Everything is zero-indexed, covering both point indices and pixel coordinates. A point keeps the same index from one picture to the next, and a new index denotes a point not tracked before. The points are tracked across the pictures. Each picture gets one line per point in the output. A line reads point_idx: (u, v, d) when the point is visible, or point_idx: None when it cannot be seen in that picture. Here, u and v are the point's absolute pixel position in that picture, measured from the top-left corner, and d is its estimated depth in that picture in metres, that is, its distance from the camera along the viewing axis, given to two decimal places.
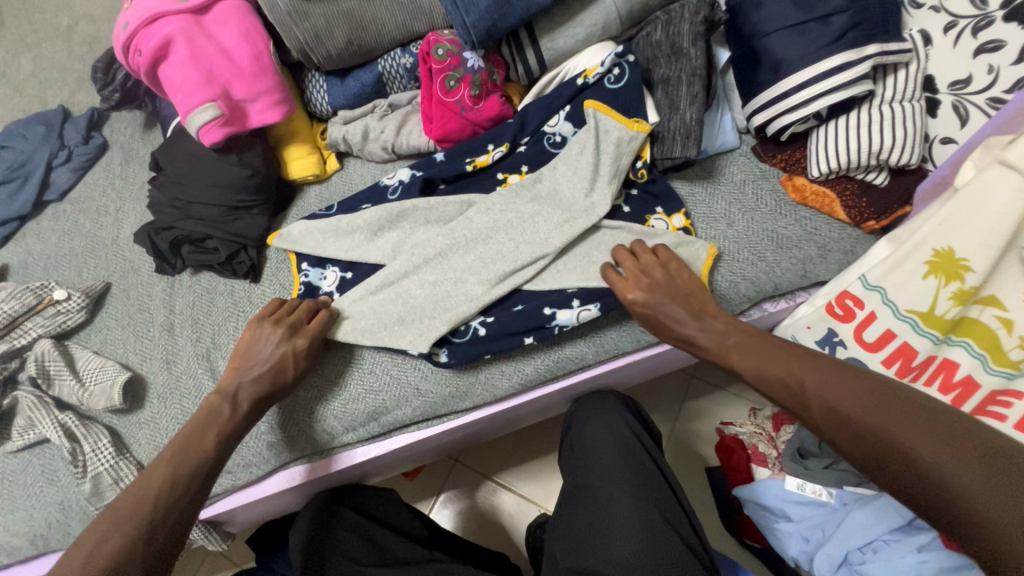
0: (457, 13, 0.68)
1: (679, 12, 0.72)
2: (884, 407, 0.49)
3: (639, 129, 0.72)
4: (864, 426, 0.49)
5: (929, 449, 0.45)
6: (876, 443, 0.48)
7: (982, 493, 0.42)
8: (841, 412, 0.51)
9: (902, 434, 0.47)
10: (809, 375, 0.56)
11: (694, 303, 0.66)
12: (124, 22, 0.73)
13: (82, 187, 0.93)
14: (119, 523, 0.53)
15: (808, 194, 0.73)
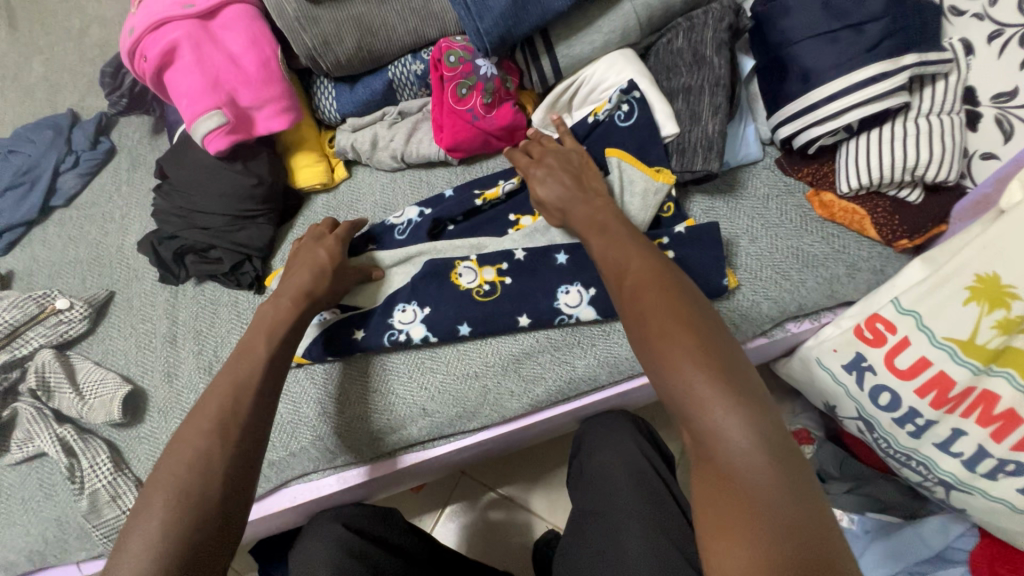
0: (470, 19, 0.66)
1: (702, 20, 0.68)
2: (681, 307, 0.47)
3: (664, 180, 0.68)
4: (676, 366, 0.43)
5: (708, 389, 0.41)
6: (680, 379, 0.43)
7: (727, 432, 0.40)
8: (658, 337, 0.45)
9: (695, 372, 0.42)
10: (656, 290, 0.48)
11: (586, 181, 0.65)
12: (130, 28, 0.71)
13: (89, 193, 0.91)
14: (195, 437, 0.49)
15: (836, 210, 0.69)
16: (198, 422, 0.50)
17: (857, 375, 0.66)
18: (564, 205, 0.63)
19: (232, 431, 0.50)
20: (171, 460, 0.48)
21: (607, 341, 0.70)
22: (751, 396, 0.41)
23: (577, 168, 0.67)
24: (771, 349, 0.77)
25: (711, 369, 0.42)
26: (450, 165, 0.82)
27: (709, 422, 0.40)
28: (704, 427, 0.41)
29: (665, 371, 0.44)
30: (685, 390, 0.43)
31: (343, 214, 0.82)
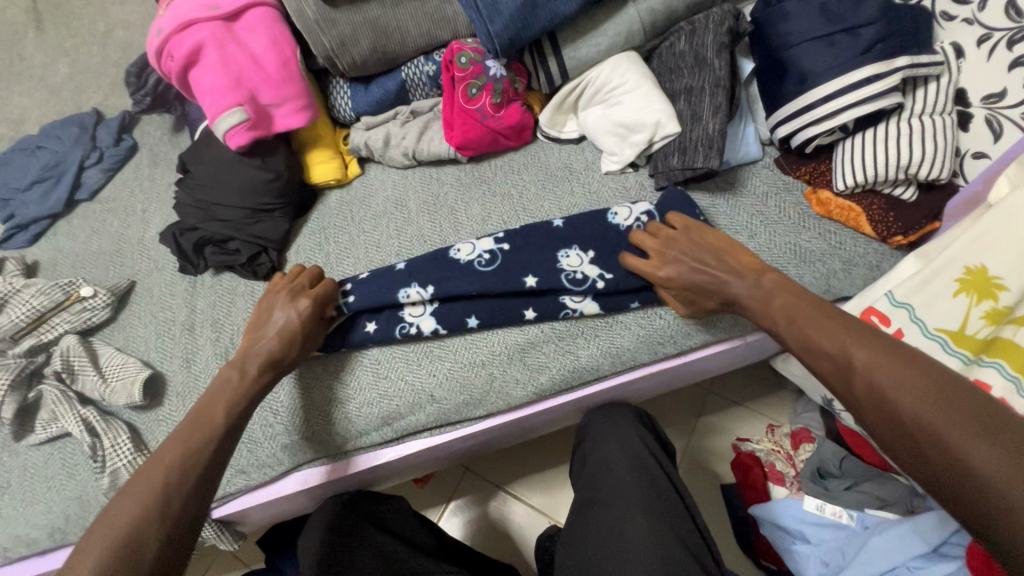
0: (481, 22, 0.69)
1: (704, 24, 0.71)
2: (865, 355, 0.50)
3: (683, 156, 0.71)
4: (910, 415, 0.46)
5: (965, 436, 0.43)
6: (912, 413, 0.46)
7: (1005, 473, 0.40)
8: (876, 382, 0.49)
9: (945, 418, 0.44)
10: (863, 337, 0.52)
11: (744, 266, 0.64)
12: (158, 29, 0.75)
13: (112, 187, 0.95)
14: (136, 497, 0.52)
15: (833, 208, 0.71)
16: (150, 476, 0.54)
17: None
18: (725, 288, 0.63)
19: (172, 502, 0.52)
20: (104, 524, 0.50)
21: (609, 332, 0.73)
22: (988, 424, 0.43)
23: (700, 250, 0.66)
24: (769, 343, 0.80)
25: (968, 419, 0.44)
26: (460, 163, 0.85)
27: (946, 448, 0.43)
28: (942, 454, 0.43)
29: (905, 416, 0.46)
30: (935, 437, 0.44)
31: (355, 210, 0.84)
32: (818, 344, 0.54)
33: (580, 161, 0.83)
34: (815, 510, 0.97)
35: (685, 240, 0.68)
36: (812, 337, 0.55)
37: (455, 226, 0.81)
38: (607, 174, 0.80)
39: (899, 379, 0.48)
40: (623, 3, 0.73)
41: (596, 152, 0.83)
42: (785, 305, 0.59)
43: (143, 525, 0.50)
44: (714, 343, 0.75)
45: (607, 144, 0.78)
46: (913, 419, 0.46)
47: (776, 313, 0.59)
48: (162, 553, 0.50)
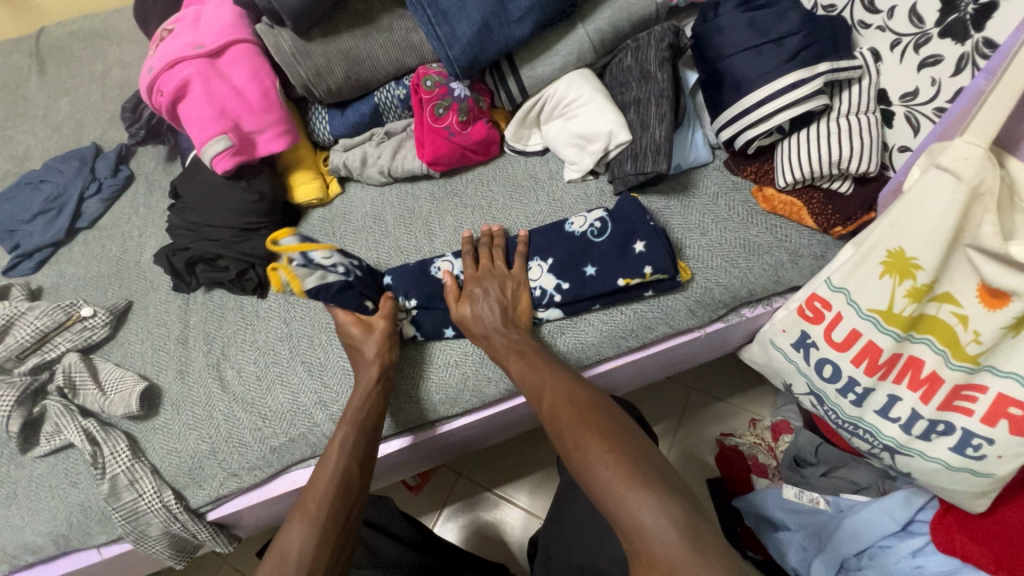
0: (441, 48, 0.75)
1: (646, 41, 0.78)
2: (573, 411, 0.62)
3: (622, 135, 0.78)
4: (583, 459, 0.57)
5: (611, 472, 0.55)
6: (579, 461, 0.58)
7: (633, 507, 0.52)
8: (569, 433, 0.60)
9: (586, 451, 0.57)
10: (559, 396, 0.64)
11: (503, 311, 0.74)
12: (148, 68, 0.82)
13: (110, 215, 1.01)
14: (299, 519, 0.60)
15: (777, 203, 0.77)
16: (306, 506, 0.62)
17: (804, 352, 0.73)
18: (480, 327, 0.73)
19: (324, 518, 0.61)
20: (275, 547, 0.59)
21: (575, 329, 0.77)
22: (654, 478, 0.54)
23: (499, 287, 0.76)
24: (731, 333, 0.84)
25: (613, 456, 0.56)
26: (433, 178, 0.91)
27: (607, 495, 0.54)
28: (602, 497, 0.54)
29: (581, 462, 0.57)
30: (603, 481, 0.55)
31: (337, 225, 0.90)
32: (530, 392, 0.67)
33: (545, 171, 0.89)
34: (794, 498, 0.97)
35: (491, 277, 0.77)
36: (530, 388, 0.67)
37: (430, 236, 0.86)
38: (570, 182, 0.86)
39: (580, 429, 0.60)
40: (574, 24, 0.80)
41: (560, 162, 0.89)
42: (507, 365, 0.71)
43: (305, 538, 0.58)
44: (675, 335, 0.80)
45: (567, 154, 0.84)
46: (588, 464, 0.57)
47: (506, 358, 0.71)
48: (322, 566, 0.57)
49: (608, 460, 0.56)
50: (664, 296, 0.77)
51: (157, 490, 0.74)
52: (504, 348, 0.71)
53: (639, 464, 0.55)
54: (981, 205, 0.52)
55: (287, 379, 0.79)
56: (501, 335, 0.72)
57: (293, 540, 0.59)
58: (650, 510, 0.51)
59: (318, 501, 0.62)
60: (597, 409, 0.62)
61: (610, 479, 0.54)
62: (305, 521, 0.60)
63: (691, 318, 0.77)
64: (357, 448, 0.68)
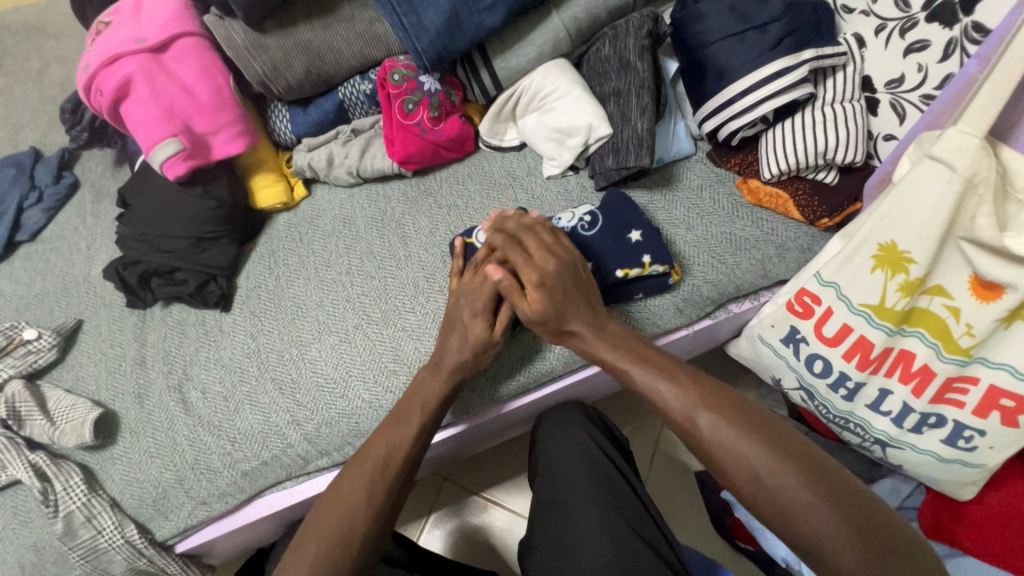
0: (408, 39, 0.70)
1: (624, 28, 0.74)
2: (741, 422, 0.53)
3: (606, 127, 0.74)
4: (771, 479, 0.49)
5: (809, 495, 0.47)
6: (770, 496, 0.49)
7: (842, 533, 0.46)
8: (745, 454, 0.51)
9: (774, 467, 0.50)
10: (714, 404, 0.56)
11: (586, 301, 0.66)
12: (85, 65, 0.75)
13: (54, 227, 0.93)
14: (360, 478, 0.60)
15: (762, 196, 0.75)
16: (362, 465, 0.61)
17: (794, 347, 0.72)
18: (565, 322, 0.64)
19: (381, 484, 0.60)
20: (338, 507, 0.57)
21: None
22: (852, 500, 0.47)
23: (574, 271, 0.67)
24: (719, 329, 0.83)
25: (804, 472, 0.49)
26: (405, 177, 0.86)
27: (810, 534, 0.47)
28: (793, 523, 0.48)
29: (765, 480, 0.50)
30: (799, 505, 0.48)
31: (304, 231, 0.85)
32: (675, 413, 0.57)
33: (523, 167, 0.85)
34: None
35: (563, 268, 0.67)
36: (660, 399, 0.58)
37: (404, 239, 0.82)
38: (549, 178, 0.83)
39: (753, 439, 0.52)
40: (548, 11, 0.75)
41: (538, 157, 0.85)
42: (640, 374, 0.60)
43: (357, 510, 0.57)
44: (663, 335, 0.77)
45: (546, 149, 0.80)
46: (774, 485, 0.49)
47: (619, 360, 0.62)
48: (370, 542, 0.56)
49: (803, 482, 0.48)
50: (651, 296, 0.74)
51: (118, 525, 0.69)
52: (604, 346, 0.63)
53: (840, 484, 0.49)
54: (975, 195, 0.50)
55: (257, 398, 0.74)
56: (598, 332, 0.64)
57: (356, 523, 0.56)
58: (852, 539, 0.45)
59: (393, 469, 0.61)
60: (769, 420, 0.54)
61: (808, 501, 0.47)
62: (371, 506, 0.58)
63: (679, 316, 0.75)
64: (424, 432, 0.64)
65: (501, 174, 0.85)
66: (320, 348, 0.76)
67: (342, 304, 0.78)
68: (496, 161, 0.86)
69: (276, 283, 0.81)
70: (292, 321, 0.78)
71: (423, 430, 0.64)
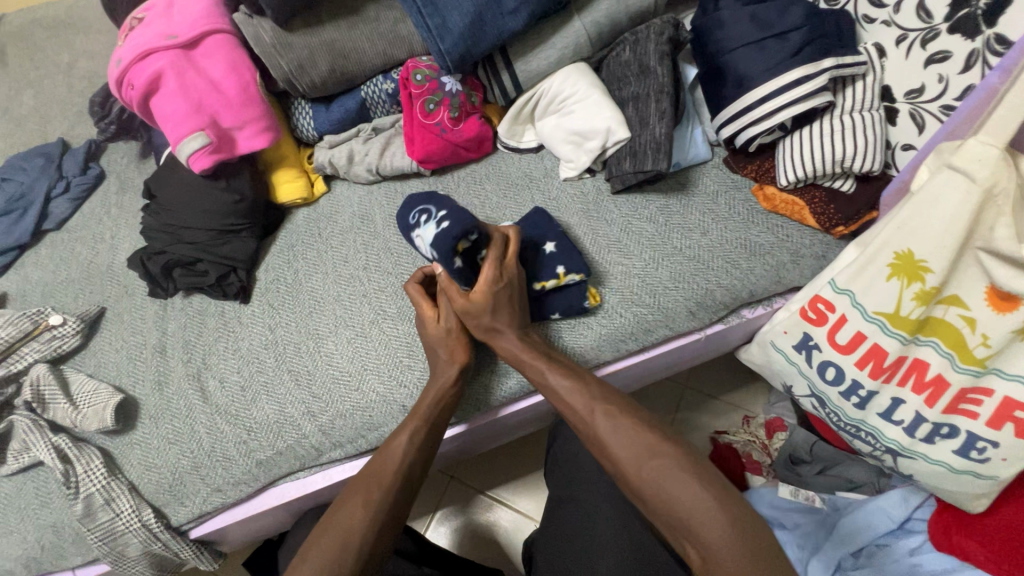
0: (432, 40, 0.71)
1: (645, 34, 0.75)
2: (632, 422, 0.62)
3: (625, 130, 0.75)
4: (654, 471, 0.57)
5: (686, 483, 0.56)
6: (646, 486, 0.57)
7: (712, 515, 0.54)
8: (640, 447, 0.59)
9: (658, 459, 0.58)
10: (615, 408, 0.63)
11: (519, 316, 0.70)
12: (117, 59, 0.77)
13: (80, 216, 0.96)
14: (356, 488, 0.62)
15: (778, 203, 0.76)
16: (363, 476, 0.63)
17: (806, 354, 0.72)
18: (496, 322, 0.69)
19: (376, 492, 0.62)
20: (337, 515, 0.60)
21: (573, 332, 0.75)
22: (716, 487, 0.56)
23: (513, 290, 0.70)
24: (731, 334, 0.83)
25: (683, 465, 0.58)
26: (423, 176, 0.88)
27: (678, 516, 0.55)
28: (664, 506, 0.56)
29: (651, 472, 0.57)
30: (675, 492, 0.56)
31: (323, 226, 0.86)
32: (578, 411, 0.64)
33: (540, 169, 0.86)
34: (788, 497, 0.97)
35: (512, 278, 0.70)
36: (569, 399, 0.65)
37: None
38: (566, 181, 0.84)
39: (645, 437, 0.60)
40: (570, 16, 0.76)
41: (555, 159, 0.86)
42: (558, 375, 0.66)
43: (352, 518, 0.59)
44: (675, 338, 0.78)
45: (563, 151, 0.81)
46: (658, 474, 0.57)
47: (536, 363, 0.67)
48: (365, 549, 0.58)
49: (683, 471, 0.57)
50: (665, 298, 0.75)
51: (135, 509, 0.70)
52: (529, 352, 0.68)
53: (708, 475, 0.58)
54: (993, 207, 0.52)
55: (273, 389, 0.76)
56: (521, 335, 0.69)
57: (358, 530, 0.59)
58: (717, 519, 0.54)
59: (389, 480, 0.63)
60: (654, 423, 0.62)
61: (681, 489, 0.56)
62: (371, 510, 0.60)
63: (691, 319, 0.75)
64: (426, 446, 0.66)
65: (518, 175, 0.86)
66: (336, 342, 0.77)
67: (358, 299, 0.80)
68: (513, 161, 0.87)
69: (294, 277, 0.83)
70: (309, 315, 0.80)
71: (424, 439, 0.66)
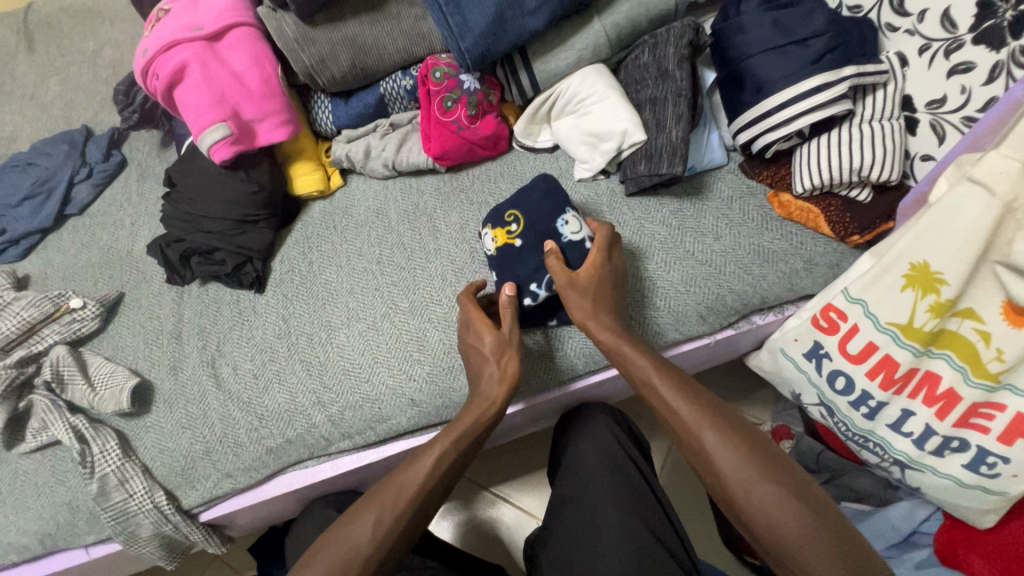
0: (452, 38, 0.72)
1: (665, 37, 0.74)
2: (730, 435, 0.59)
3: (640, 133, 0.75)
4: (748, 488, 0.56)
5: (788, 505, 0.54)
6: (747, 503, 0.56)
7: (817, 542, 0.52)
8: (734, 462, 0.57)
9: (759, 479, 0.56)
10: (701, 416, 0.61)
11: (617, 309, 0.69)
12: (143, 49, 0.78)
13: (101, 202, 0.97)
14: (373, 502, 0.60)
15: (793, 209, 0.75)
16: (385, 489, 0.61)
17: (816, 363, 0.72)
18: (590, 308, 0.68)
19: (391, 507, 0.59)
20: (346, 526, 0.59)
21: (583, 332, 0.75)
22: (822, 512, 0.54)
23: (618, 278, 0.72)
24: (740, 340, 0.83)
25: (785, 487, 0.55)
26: (439, 173, 0.88)
27: (790, 547, 0.53)
28: (765, 527, 0.54)
29: (751, 490, 0.56)
30: (774, 514, 0.54)
31: (338, 220, 0.87)
32: (678, 418, 0.62)
33: (554, 169, 0.86)
34: None
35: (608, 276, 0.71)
36: (661, 400, 0.63)
37: (434, 232, 0.84)
38: (580, 181, 0.84)
39: (740, 452, 0.57)
40: (590, 17, 0.77)
41: (570, 160, 0.87)
42: (645, 375, 0.64)
43: (362, 530, 0.58)
44: (684, 342, 0.78)
45: (579, 152, 0.82)
46: (756, 493, 0.55)
47: (627, 359, 0.66)
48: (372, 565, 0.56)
49: (780, 492, 0.55)
50: (677, 302, 0.75)
51: (148, 491, 0.72)
52: (628, 345, 0.66)
53: (813, 499, 0.55)
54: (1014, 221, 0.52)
55: (286, 378, 0.77)
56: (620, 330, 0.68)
57: (364, 539, 0.57)
58: (821, 547, 0.51)
59: (405, 497, 0.60)
60: (752, 434, 0.60)
61: (779, 511, 0.54)
62: (382, 530, 0.58)
63: (702, 324, 0.75)
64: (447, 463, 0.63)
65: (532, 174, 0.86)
66: (347, 334, 0.78)
67: (371, 292, 0.81)
68: (526, 160, 0.87)
69: (308, 269, 0.84)
70: (322, 306, 0.81)
71: (449, 458, 0.63)
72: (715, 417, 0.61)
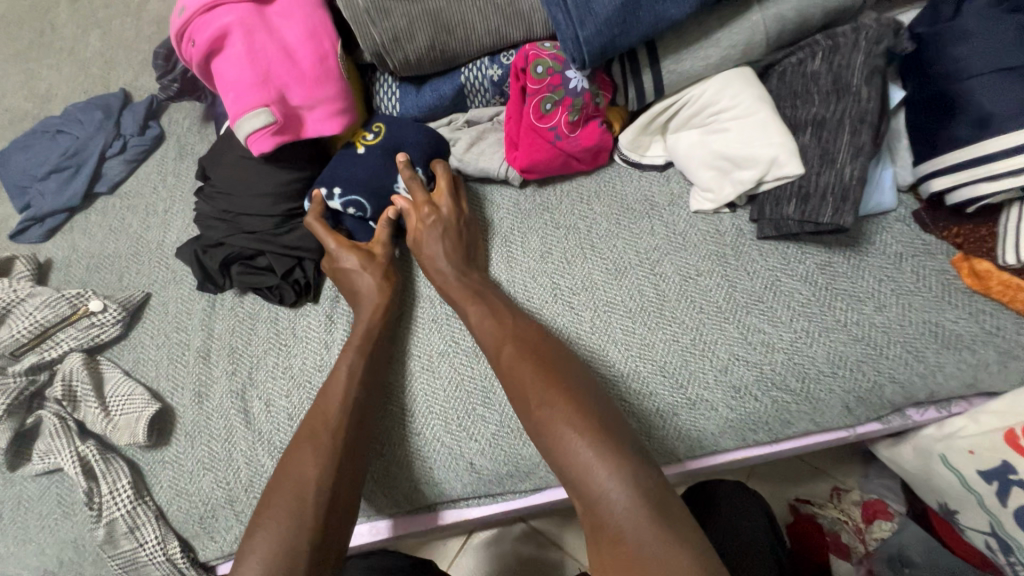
0: (569, 24, 0.56)
1: (851, 40, 0.56)
2: (552, 378, 0.55)
3: (798, 165, 0.57)
4: (554, 428, 0.52)
5: (584, 445, 0.50)
6: (554, 447, 0.52)
7: (611, 482, 0.48)
8: (545, 403, 0.53)
9: (565, 420, 0.52)
10: (521, 352, 0.58)
11: (460, 246, 0.67)
12: (180, 8, 0.65)
13: (134, 181, 0.86)
14: (299, 440, 0.58)
15: (994, 283, 0.57)
16: (313, 417, 0.59)
17: (1000, 487, 0.56)
18: (458, 244, 0.67)
19: (320, 434, 0.58)
20: (285, 470, 0.57)
21: (691, 411, 0.60)
22: (623, 455, 0.49)
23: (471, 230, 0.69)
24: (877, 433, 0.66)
25: (589, 431, 0.51)
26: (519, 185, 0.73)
27: (593, 494, 0.48)
28: (567, 469, 0.51)
29: (555, 429, 0.52)
30: (574, 453, 0.50)
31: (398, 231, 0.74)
32: (499, 354, 0.59)
33: (664, 193, 0.69)
34: None
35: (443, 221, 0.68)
36: (488, 336, 0.61)
37: (508, 260, 0.70)
38: (696, 213, 0.67)
39: (553, 391, 0.54)
40: (747, 6, 0.59)
41: (684, 183, 0.70)
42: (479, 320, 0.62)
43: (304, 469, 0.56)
44: (818, 433, 0.62)
45: (702, 177, 0.65)
46: (561, 433, 0.51)
47: (464, 301, 0.64)
48: (322, 498, 0.54)
49: (584, 434, 0.50)
50: (817, 386, 0.59)
51: (160, 540, 0.62)
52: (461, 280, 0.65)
53: (621, 440, 0.51)
54: None
55: None
56: (457, 267, 0.66)
57: (309, 472, 0.55)
58: (614, 482, 0.48)
59: (330, 425, 0.58)
60: (571, 373, 0.56)
61: (579, 450, 0.50)
62: (323, 455, 0.56)
63: (845, 415, 0.59)
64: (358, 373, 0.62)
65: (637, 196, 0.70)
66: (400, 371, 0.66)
67: (429, 325, 0.68)
68: (627, 177, 0.71)
69: None
70: None
71: (355, 366, 0.62)
72: (535, 354, 0.57)
